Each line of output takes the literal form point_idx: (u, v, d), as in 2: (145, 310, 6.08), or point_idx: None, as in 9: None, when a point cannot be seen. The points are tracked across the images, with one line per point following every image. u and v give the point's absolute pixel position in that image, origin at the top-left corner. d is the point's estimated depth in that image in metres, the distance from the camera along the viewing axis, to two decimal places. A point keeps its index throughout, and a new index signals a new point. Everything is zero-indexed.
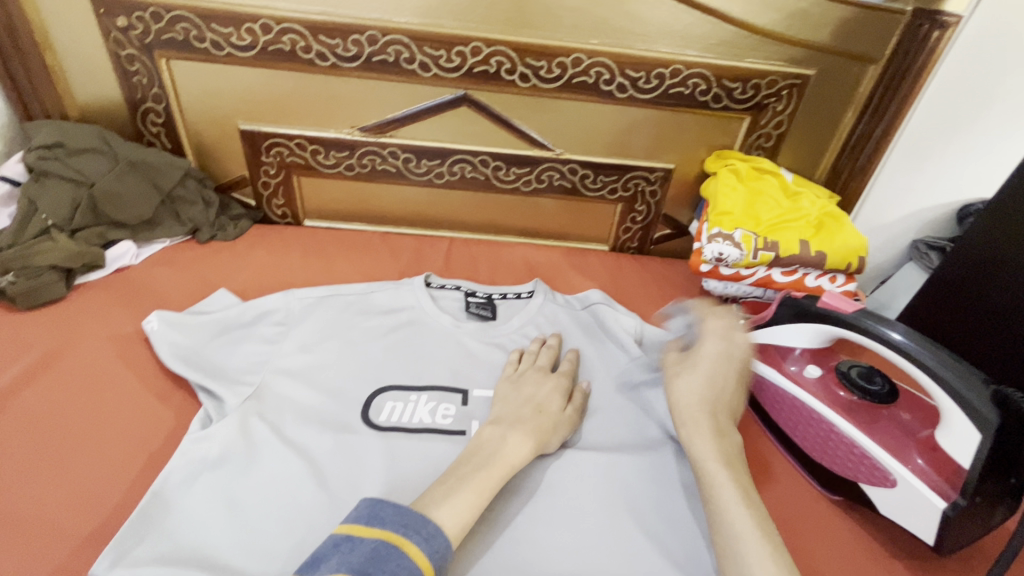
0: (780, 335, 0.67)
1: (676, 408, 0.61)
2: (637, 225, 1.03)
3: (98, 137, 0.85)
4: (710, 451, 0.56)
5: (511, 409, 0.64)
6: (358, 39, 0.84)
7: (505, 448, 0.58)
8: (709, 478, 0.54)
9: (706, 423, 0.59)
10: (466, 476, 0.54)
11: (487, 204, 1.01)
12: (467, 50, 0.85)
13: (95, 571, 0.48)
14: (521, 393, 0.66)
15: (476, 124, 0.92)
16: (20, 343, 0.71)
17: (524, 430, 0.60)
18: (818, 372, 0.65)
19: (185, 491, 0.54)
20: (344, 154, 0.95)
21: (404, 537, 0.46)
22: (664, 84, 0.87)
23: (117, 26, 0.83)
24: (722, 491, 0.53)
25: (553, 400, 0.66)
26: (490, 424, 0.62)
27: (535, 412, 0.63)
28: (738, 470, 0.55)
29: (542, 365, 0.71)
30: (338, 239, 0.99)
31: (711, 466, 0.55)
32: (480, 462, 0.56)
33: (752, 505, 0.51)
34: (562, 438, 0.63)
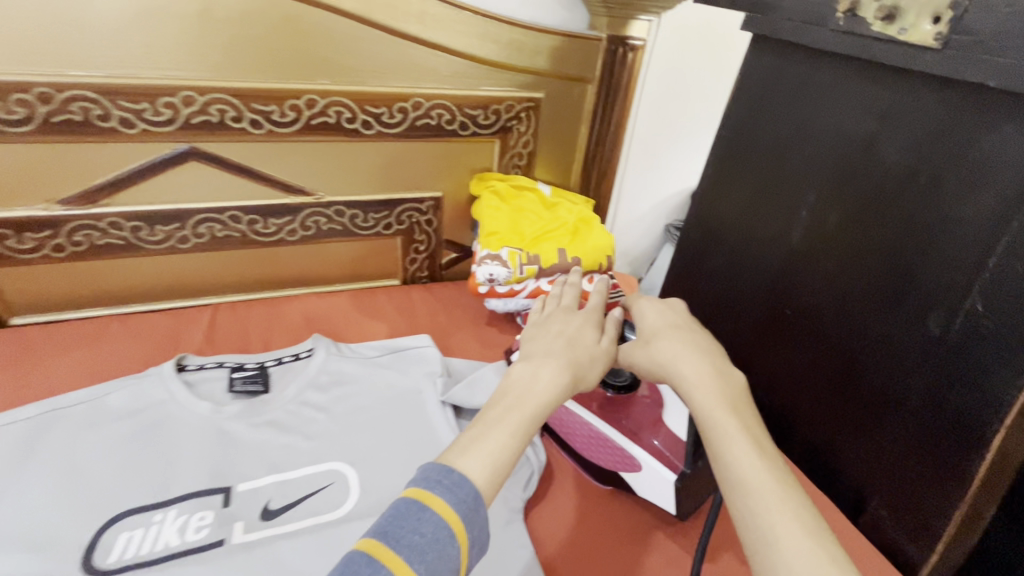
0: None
1: (666, 349, 0.57)
2: (422, 255, 1.03)
3: None
4: (712, 392, 0.52)
5: (545, 342, 0.56)
6: (24, 98, 0.69)
7: (540, 381, 0.51)
8: (713, 421, 0.50)
9: (696, 363, 0.55)
10: (498, 420, 0.48)
11: (251, 261, 0.92)
12: (177, 101, 0.75)
13: None
14: (549, 331, 0.59)
15: (214, 178, 0.83)
16: None
17: (559, 361, 0.53)
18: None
19: None
20: (45, 234, 0.78)
21: (428, 491, 0.42)
22: (409, 117, 0.88)
23: None
24: (729, 435, 0.48)
25: (586, 333, 0.59)
26: (523, 360, 0.55)
27: (569, 345, 0.56)
28: (743, 411, 0.51)
29: (569, 303, 0.65)
30: (61, 334, 0.82)
31: (713, 411, 0.50)
32: (514, 402, 0.49)
33: (761, 448, 0.48)
34: (600, 371, 0.57)
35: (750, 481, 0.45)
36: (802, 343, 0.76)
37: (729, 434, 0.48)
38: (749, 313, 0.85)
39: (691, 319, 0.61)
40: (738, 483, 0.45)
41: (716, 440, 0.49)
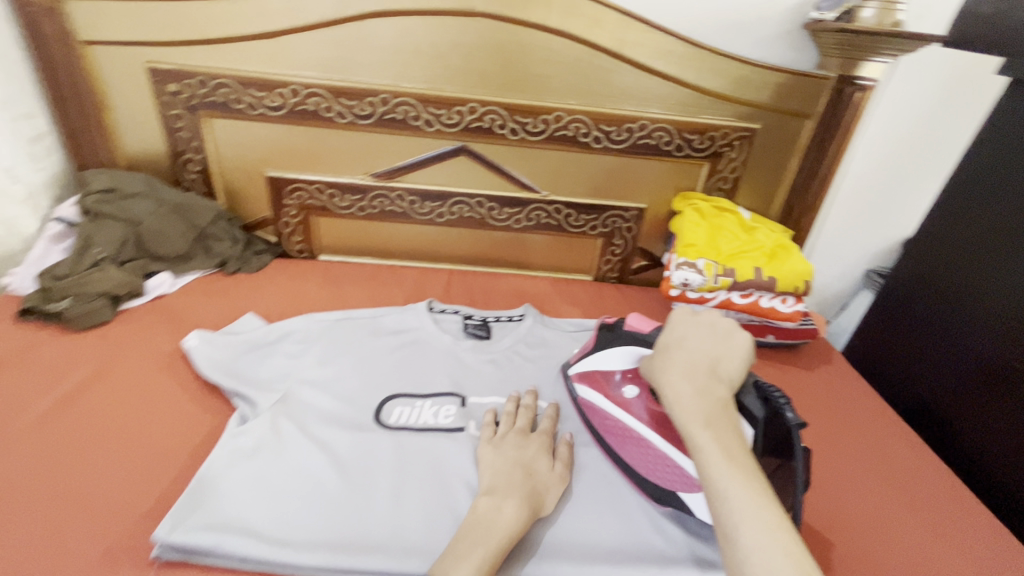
0: (602, 360, 0.77)
1: (655, 374, 0.61)
2: (616, 258, 1.16)
3: (145, 182, 1.00)
4: (691, 406, 0.55)
5: (503, 475, 0.64)
6: (373, 101, 0.98)
7: (501, 517, 0.59)
8: (688, 438, 0.54)
9: (686, 386, 0.57)
10: (466, 551, 0.55)
11: (482, 240, 1.14)
12: (464, 110, 0.99)
13: (156, 534, 0.56)
14: (506, 458, 0.67)
15: (473, 171, 1.06)
16: (69, 362, 0.81)
17: (518, 497, 0.61)
18: (635, 392, 0.73)
19: (226, 474, 0.63)
20: (357, 197, 1.08)
21: None
22: (634, 136, 1.02)
23: (168, 91, 0.98)
24: (702, 449, 0.52)
25: (540, 460, 0.68)
26: (483, 494, 0.63)
27: (526, 475, 0.65)
28: (718, 421, 0.54)
29: (522, 427, 0.72)
30: (350, 271, 1.11)
31: (692, 431, 0.54)
32: (480, 536, 0.57)
33: (729, 460, 0.51)
34: (555, 496, 0.65)
35: (714, 493, 0.50)
36: None
37: (701, 450, 0.52)
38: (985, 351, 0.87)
39: (683, 333, 0.64)
40: (710, 499, 0.49)
41: (694, 455, 0.53)
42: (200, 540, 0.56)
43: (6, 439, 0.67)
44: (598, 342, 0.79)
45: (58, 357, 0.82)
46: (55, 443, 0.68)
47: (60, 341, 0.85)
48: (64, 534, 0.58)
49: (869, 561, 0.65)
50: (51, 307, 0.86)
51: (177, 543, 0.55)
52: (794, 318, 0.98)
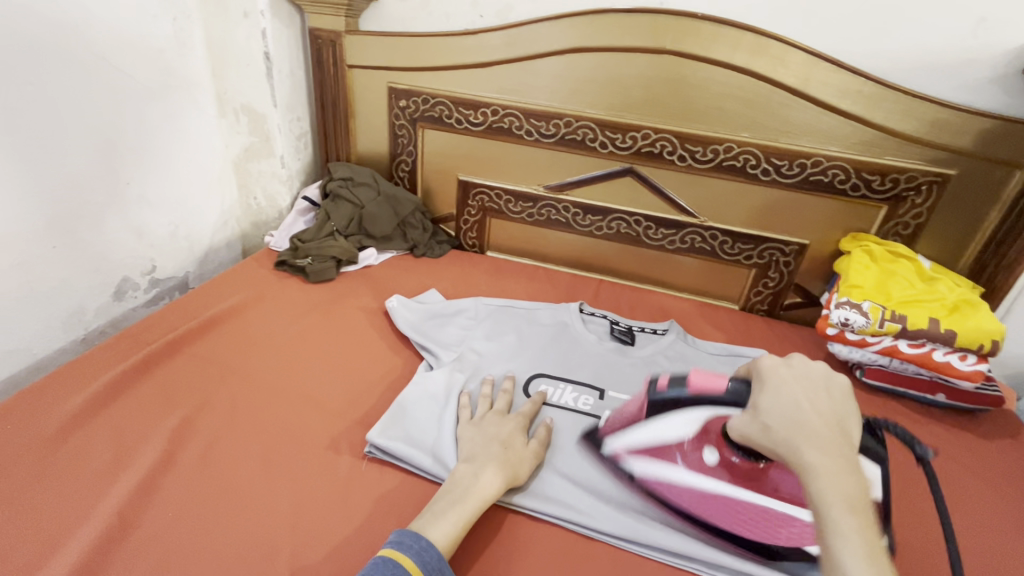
0: (662, 432, 0.79)
1: (784, 437, 0.54)
2: (768, 290, 1.16)
3: (370, 176, 1.24)
4: (838, 486, 0.50)
5: (481, 446, 0.71)
6: (558, 122, 1.13)
7: (478, 483, 0.65)
8: (826, 513, 0.49)
9: (826, 450, 0.52)
10: (445, 510, 0.62)
11: (633, 256, 1.22)
12: (639, 135, 1.08)
13: (369, 436, 0.74)
14: (486, 434, 0.73)
15: (636, 192, 1.15)
16: (307, 304, 1.06)
17: (494, 467, 0.68)
18: (715, 455, 0.74)
19: (414, 407, 0.80)
20: (529, 204, 1.23)
21: (398, 552, 0.56)
22: (806, 172, 1.02)
23: (399, 105, 1.23)
24: (841, 532, 0.48)
25: (517, 437, 0.74)
26: (464, 461, 0.69)
27: (502, 448, 0.71)
28: (859, 502, 0.50)
29: (500, 407, 0.79)
30: (512, 267, 1.26)
31: (835, 506, 0.49)
32: (457, 496, 0.64)
33: (868, 547, 0.47)
34: (527, 470, 0.71)
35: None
36: None
37: (842, 534, 0.48)
38: None
39: (800, 391, 0.58)
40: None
41: (828, 537, 0.48)
42: (395, 447, 0.73)
43: (272, 350, 0.92)
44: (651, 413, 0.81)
45: (300, 298, 1.07)
46: (299, 361, 0.91)
47: (301, 287, 1.11)
48: (306, 423, 0.78)
49: None
50: (298, 262, 1.13)
51: (379, 445, 0.73)
52: (973, 379, 0.89)
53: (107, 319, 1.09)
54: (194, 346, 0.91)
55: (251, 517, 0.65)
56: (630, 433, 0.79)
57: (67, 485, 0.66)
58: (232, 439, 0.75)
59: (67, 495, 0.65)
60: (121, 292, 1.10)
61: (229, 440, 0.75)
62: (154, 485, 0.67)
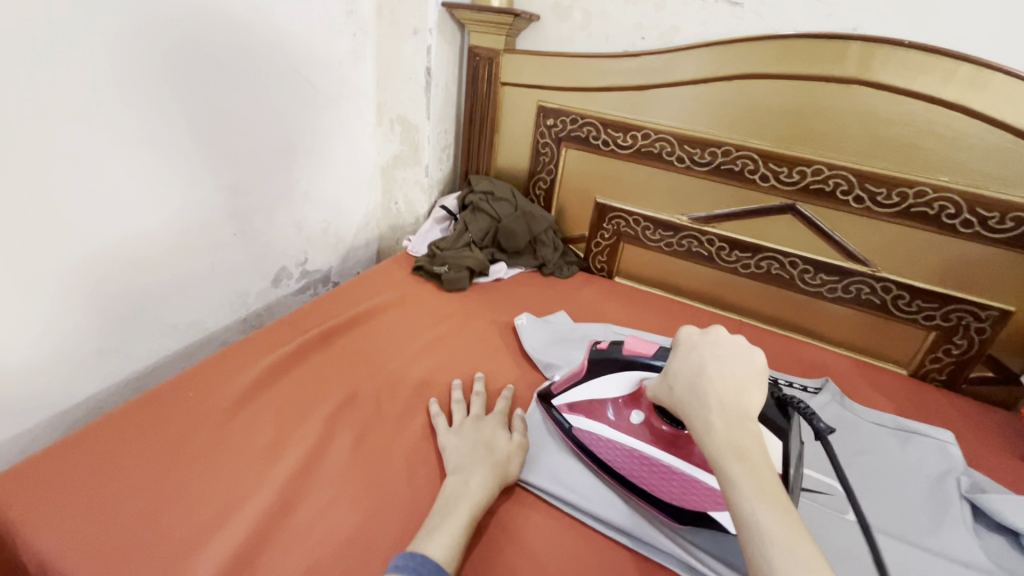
0: (597, 390, 0.76)
1: (682, 398, 0.57)
2: (950, 358, 1.00)
3: (509, 191, 1.26)
4: (722, 434, 0.51)
5: (465, 454, 0.71)
6: (715, 151, 1.06)
7: (468, 490, 0.65)
8: (719, 468, 0.49)
9: (713, 404, 0.53)
10: (439, 525, 0.61)
11: (781, 299, 1.11)
12: (808, 170, 0.99)
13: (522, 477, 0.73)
14: (466, 440, 0.74)
15: (796, 231, 1.05)
16: (441, 311, 1.08)
17: (480, 469, 0.68)
18: (641, 416, 0.72)
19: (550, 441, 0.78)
20: (668, 233, 1.18)
21: (396, 573, 0.54)
22: (1023, 228, 0.87)
23: (546, 124, 1.24)
24: (735, 482, 0.48)
25: (498, 436, 0.75)
26: (452, 473, 0.69)
27: (485, 451, 0.72)
28: (752, 454, 0.50)
29: (476, 413, 0.80)
30: (642, 296, 1.21)
31: (723, 456, 0.50)
32: (449, 507, 0.63)
33: (767, 499, 0.46)
34: (516, 465, 0.72)
35: (758, 540, 0.44)
36: None
37: (737, 487, 0.47)
38: None
39: (711, 357, 0.57)
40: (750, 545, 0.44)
41: (726, 490, 0.48)
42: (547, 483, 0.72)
43: (410, 354, 0.95)
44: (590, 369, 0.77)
45: (433, 305, 1.10)
46: (435, 368, 0.92)
47: (435, 294, 1.14)
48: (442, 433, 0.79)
49: None
50: (434, 269, 1.16)
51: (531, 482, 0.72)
52: None
53: (264, 302, 1.19)
54: (341, 339, 0.96)
55: (390, 520, 0.66)
56: (566, 392, 0.78)
57: (236, 457, 0.71)
58: (374, 437, 0.77)
59: (238, 468, 0.70)
60: (278, 279, 1.20)
61: (372, 438, 0.77)
62: (310, 471, 0.71)
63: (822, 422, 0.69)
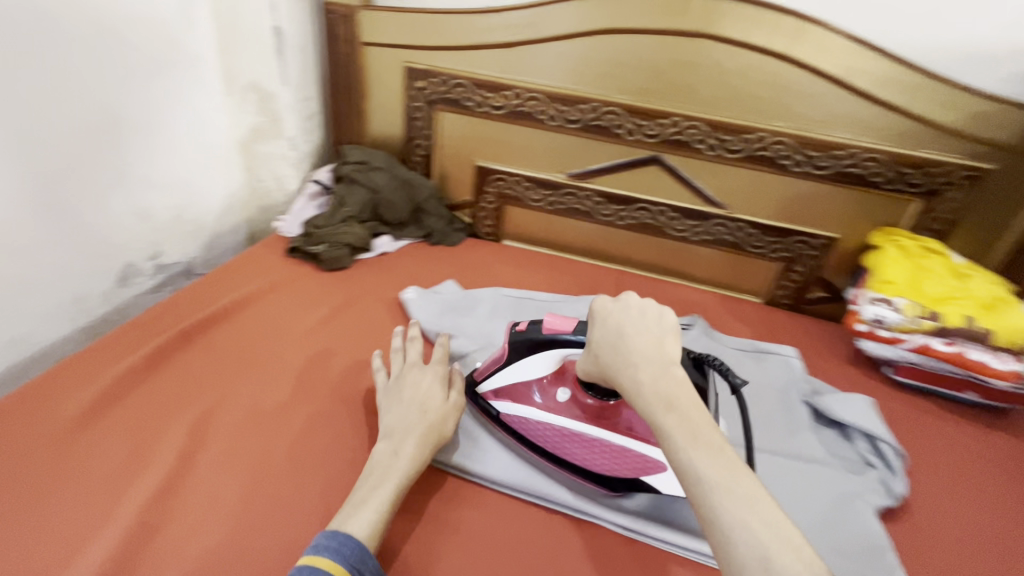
0: (526, 371, 0.73)
1: (608, 364, 0.58)
2: (793, 284, 1.14)
3: (386, 159, 1.20)
4: (653, 388, 0.52)
5: (401, 415, 0.70)
6: (583, 107, 1.09)
7: (398, 460, 0.64)
8: (655, 424, 0.50)
9: (629, 364, 0.54)
10: (370, 492, 0.61)
11: (655, 246, 1.19)
12: (667, 122, 1.05)
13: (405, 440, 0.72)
14: (402, 397, 0.72)
15: (662, 181, 1.11)
16: (322, 293, 1.02)
17: (415, 438, 0.67)
18: (567, 393, 0.73)
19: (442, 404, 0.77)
20: (549, 192, 1.20)
21: (315, 556, 0.53)
22: (839, 164, 0.99)
23: (415, 86, 1.18)
24: (669, 432, 0.49)
25: (434, 393, 0.73)
26: (384, 439, 0.68)
27: (421, 413, 0.70)
28: (680, 403, 0.50)
29: (411, 363, 0.78)
30: (532, 256, 1.23)
31: (657, 413, 0.50)
32: (375, 480, 0.62)
33: (702, 445, 0.47)
34: (451, 426, 0.71)
35: (702, 485, 0.45)
36: None
37: (676, 438, 0.48)
38: None
39: (629, 319, 0.58)
40: (697, 491, 0.45)
41: (663, 442, 0.49)
42: None
43: (288, 342, 0.88)
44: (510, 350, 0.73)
45: (313, 288, 1.03)
46: (317, 354, 0.87)
47: (314, 275, 1.07)
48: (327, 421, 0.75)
49: None
50: (310, 249, 1.09)
51: None
52: (1005, 378, 0.85)
53: (111, 305, 1.04)
54: (206, 337, 0.87)
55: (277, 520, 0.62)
56: (489, 378, 0.76)
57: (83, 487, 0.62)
58: (254, 436, 0.72)
59: (83, 499, 0.62)
60: (124, 277, 1.05)
61: (251, 438, 0.71)
62: (179, 484, 0.64)
63: (738, 376, 0.65)
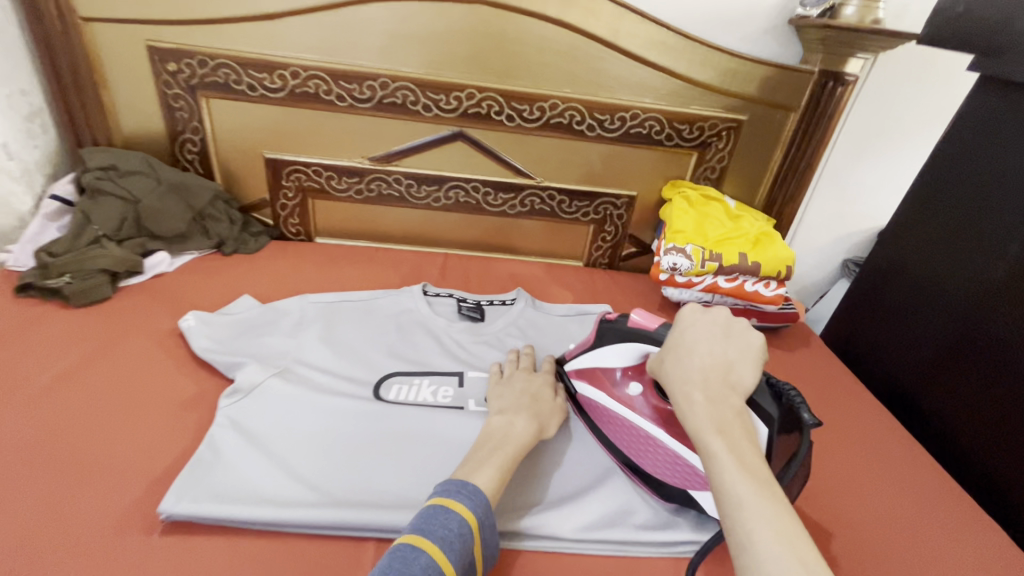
0: (601, 358, 0.75)
1: (671, 379, 0.60)
2: (607, 244, 1.20)
3: (144, 160, 0.98)
4: (707, 410, 0.55)
5: (514, 400, 0.73)
6: (372, 84, 1.00)
7: (515, 429, 0.67)
8: (700, 443, 0.53)
9: (697, 389, 0.57)
10: (485, 459, 0.62)
11: (476, 224, 1.17)
12: (463, 95, 1.01)
13: (163, 508, 0.57)
14: (515, 389, 0.76)
15: (470, 156, 1.08)
16: (71, 337, 0.82)
17: (527, 414, 0.70)
18: (639, 388, 0.72)
19: (219, 451, 0.64)
20: (354, 180, 1.10)
21: None
22: (626, 125, 1.05)
23: (167, 70, 0.98)
24: (717, 456, 0.51)
25: (544, 392, 0.77)
26: (497, 414, 0.71)
27: (531, 399, 0.74)
28: (733, 430, 0.54)
29: (527, 366, 0.81)
30: (348, 253, 1.13)
31: (705, 435, 0.53)
32: (497, 445, 0.65)
33: (746, 469, 0.50)
34: (556, 422, 0.74)
35: (737, 504, 0.48)
36: (990, 371, 0.84)
37: (717, 457, 0.51)
38: (941, 336, 0.93)
39: (710, 337, 0.61)
40: (729, 510, 0.48)
41: (706, 463, 0.52)
42: (202, 510, 0.57)
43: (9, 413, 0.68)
44: (598, 337, 0.75)
45: (58, 331, 0.82)
46: (59, 417, 0.69)
47: (58, 315, 0.85)
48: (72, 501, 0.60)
49: (879, 539, 0.72)
50: (49, 283, 0.86)
51: (180, 514, 0.57)
52: (775, 303, 1.00)
53: None
54: None
55: None
56: (578, 358, 0.78)
57: None
58: None
59: None
60: None
61: None
62: None
63: (808, 414, 0.60)
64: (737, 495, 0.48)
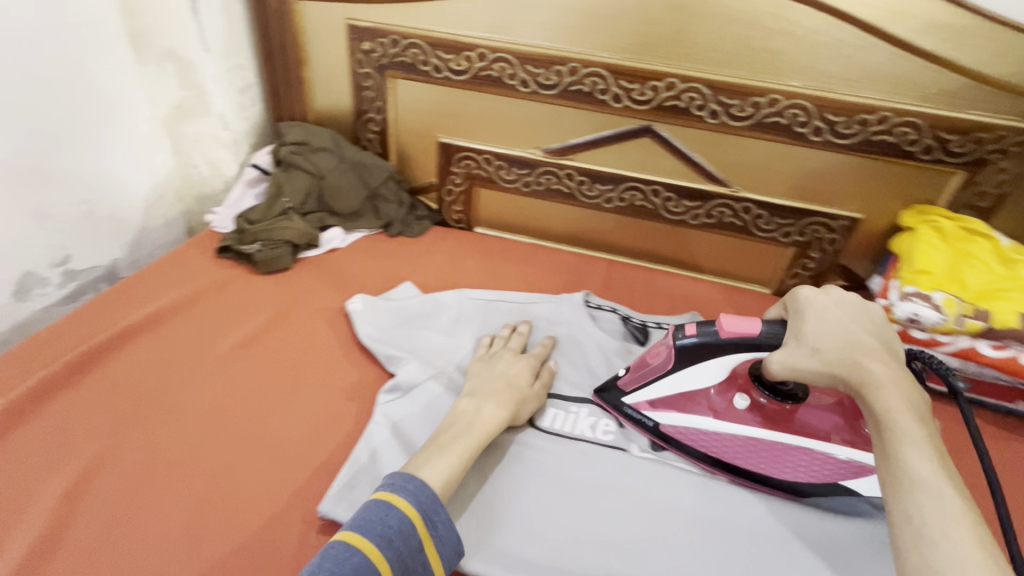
0: (691, 379, 0.65)
1: (840, 357, 0.53)
2: (807, 273, 0.99)
3: (331, 138, 1.01)
4: (895, 392, 0.50)
5: (486, 383, 0.68)
6: (560, 70, 0.91)
7: (480, 418, 0.63)
8: (892, 425, 0.47)
9: (888, 370, 0.51)
10: (448, 444, 0.59)
11: (648, 232, 1.03)
12: (661, 85, 0.88)
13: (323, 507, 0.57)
14: (495, 371, 0.70)
15: (656, 155, 0.95)
16: (255, 304, 0.86)
17: (498, 401, 0.65)
18: (745, 399, 0.67)
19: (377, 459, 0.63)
20: (524, 171, 1.03)
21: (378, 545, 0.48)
22: (867, 131, 0.83)
23: (361, 49, 0.99)
24: (910, 438, 0.46)
25: (522, 376, 0.70)
26: (466, 396, 0.67)
27: (507, 385, 0.68)
28: (925, 420, 0.49)
29: (514, 346, 0.75)
30: (508, 247, 1.07)
31: (898, 416, 0.48)
32: (459, 431, 0.61)
33: (941, 460, 0.45)
34: (527, 412, 0.68)
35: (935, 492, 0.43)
36: None
37: (912, 442, 0.46)
38: None
39: (856, 316, 0.56)
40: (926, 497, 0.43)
41: (901, 446, 0.46)
42: None
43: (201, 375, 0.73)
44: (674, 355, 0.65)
45: (246, 297, 0.87)
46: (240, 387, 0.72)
47: (248, 280, 0.91)
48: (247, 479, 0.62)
49: None
50: (244, 248, 0.92)
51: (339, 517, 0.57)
52: None
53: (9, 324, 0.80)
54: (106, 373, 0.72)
55: None
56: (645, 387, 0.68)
57: None
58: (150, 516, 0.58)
59: None
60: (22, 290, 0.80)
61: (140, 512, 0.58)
62: None
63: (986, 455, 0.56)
64: (932, 482, 0.43)
